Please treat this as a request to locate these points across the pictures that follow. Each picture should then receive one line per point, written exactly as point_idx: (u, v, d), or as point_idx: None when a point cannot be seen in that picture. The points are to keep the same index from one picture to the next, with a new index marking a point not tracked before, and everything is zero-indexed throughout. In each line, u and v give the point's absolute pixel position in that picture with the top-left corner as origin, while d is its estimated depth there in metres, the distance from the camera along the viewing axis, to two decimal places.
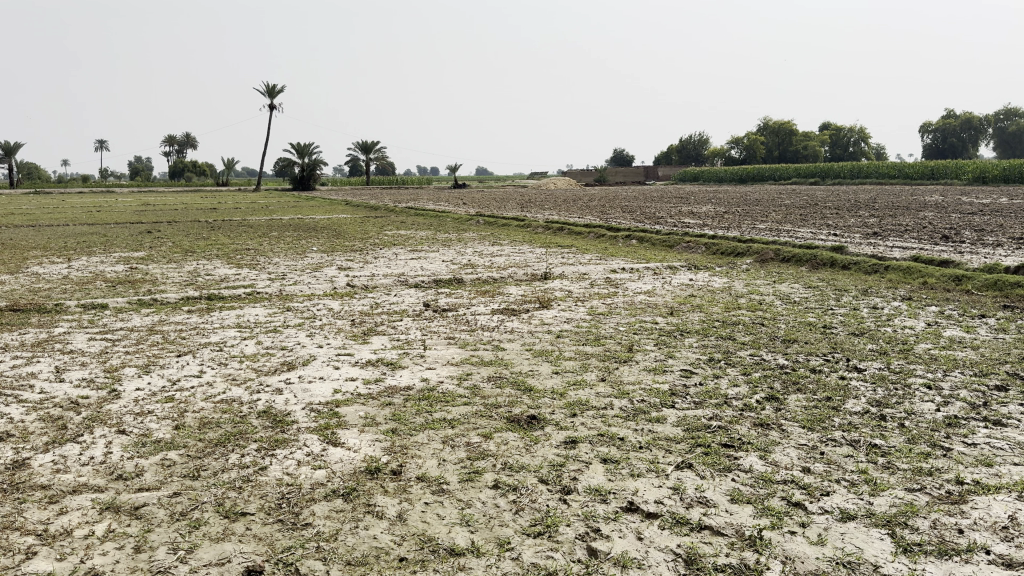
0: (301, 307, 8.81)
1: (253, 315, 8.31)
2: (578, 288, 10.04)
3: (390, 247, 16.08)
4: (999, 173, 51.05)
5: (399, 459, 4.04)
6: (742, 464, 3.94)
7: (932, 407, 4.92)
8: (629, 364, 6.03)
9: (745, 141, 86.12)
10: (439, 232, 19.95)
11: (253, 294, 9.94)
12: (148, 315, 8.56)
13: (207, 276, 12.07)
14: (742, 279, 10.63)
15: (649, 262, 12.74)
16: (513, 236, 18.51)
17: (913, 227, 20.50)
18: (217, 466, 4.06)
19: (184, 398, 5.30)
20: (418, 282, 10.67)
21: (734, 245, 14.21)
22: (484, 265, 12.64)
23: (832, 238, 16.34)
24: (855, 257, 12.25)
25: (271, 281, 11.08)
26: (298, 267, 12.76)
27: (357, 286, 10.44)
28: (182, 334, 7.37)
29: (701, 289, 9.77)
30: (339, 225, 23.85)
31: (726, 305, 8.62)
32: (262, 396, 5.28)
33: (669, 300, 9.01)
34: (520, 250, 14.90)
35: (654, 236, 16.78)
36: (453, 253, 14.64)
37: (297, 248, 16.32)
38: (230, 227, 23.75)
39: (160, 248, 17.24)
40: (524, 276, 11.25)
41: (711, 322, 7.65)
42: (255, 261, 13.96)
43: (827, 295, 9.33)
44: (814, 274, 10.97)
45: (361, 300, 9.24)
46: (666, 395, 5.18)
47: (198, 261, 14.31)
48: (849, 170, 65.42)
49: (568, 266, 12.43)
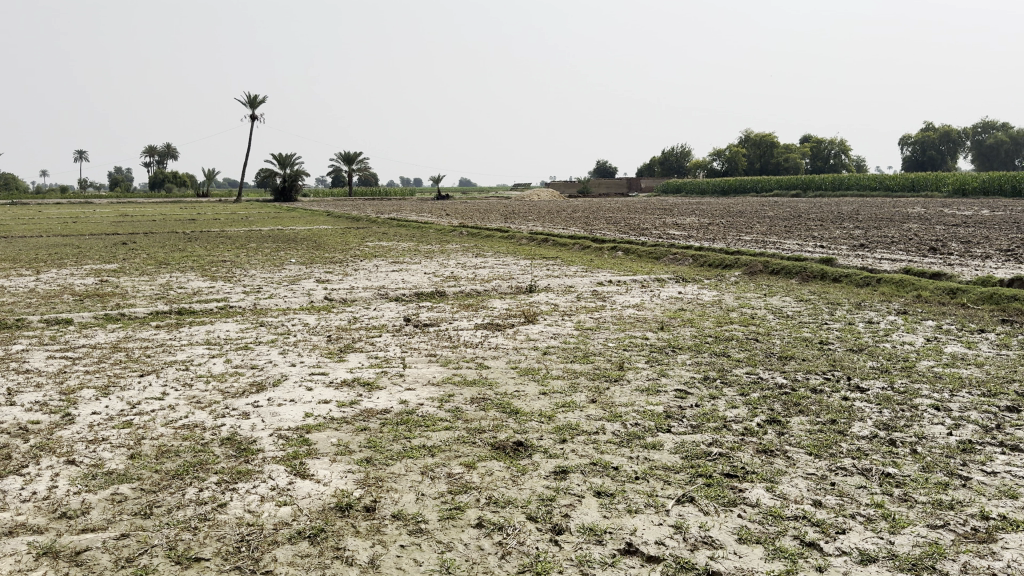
0: (274, 322, 8.41)
1: (223, 332, 7.90)
2: (564, 301, 9.73)
3: (371, 259, 15.68)
4: (978, 185, 51.56)
5: (373, 494, 3.68)
6: (749, 498, 3.61)
7: (943, 430, 4.63)
8: (621, 384, 5.70)
9: (728, 153, 86.60)
10: (422, 244, 19.57)
11: (227, 308, 9.54)
12: (113, 331, 8.13)
13: (180, 289, 11.65)
14: (732, 292, 10.36)
15: (636, 274, 12.46)
16: (497, 248, 18.19)
17: (898, 239, 20.32)
18: (172, 503, 3.68)
19: (143, 423, 4.91)
20: (398, 296, 10.31)
21: (722, 257, 13.98)
22: (467, 277, 12.31)
23: (819, 250, 16.16)
24: (845, 269, 12.04)
25: (245, 295, 10.68)
26: (275, 280, 12.36)
27: (335, 299, 10.06)
28: (147, 352, 6.96)
29: (690, 303, 9.48)
30: (318, 236, 23.48)
31: (717, 319, 8.33)
32: (226, 421, 4.90)
33: (658, 314, 8.72)
34: (505, 262, 14.57)
35: (640, 248, 16.52)
36: (435, 265, 14.29)
37: (275, 261, 15.90)
38: (208, 239, 23.27)
39: (134, 260, 16.76)
40: (509, 289, 10.91)
41: (703, 337, 7.35)
42: (232, 273, 13.54)
43: (820, 309, 9.07)
44: (804, 287, 10.73)
45: (338, 315, 8.87)
46: (661, 418, 4.85)
47: (172, 274, 13.85)
48: (830, 183, 65.86)
49: (553, 278, 12.12)
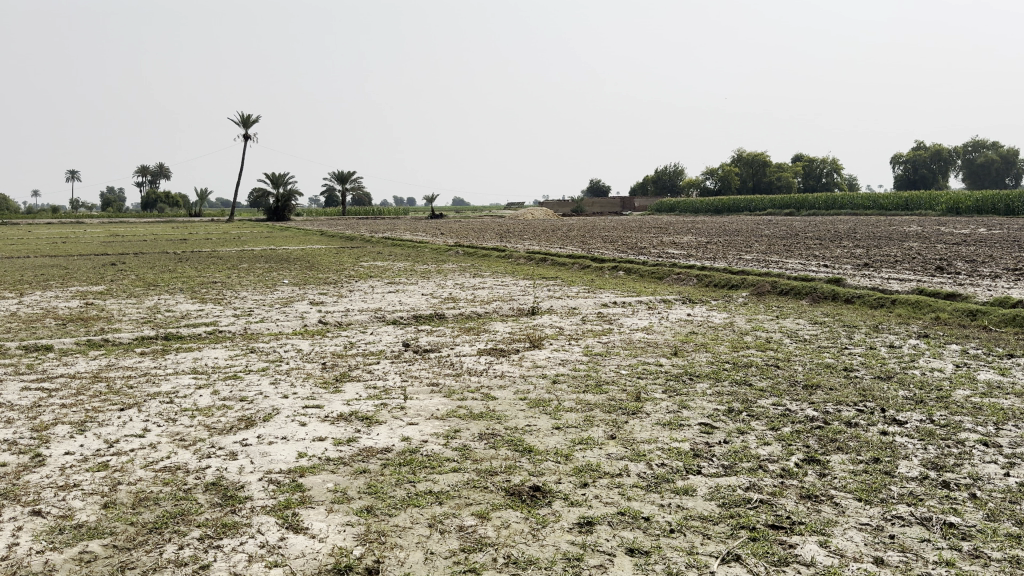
0: (266, 349, 7.97)
1: (211, 359, 7.46)
2: (569, 324, 9.32)
3: (366, 280, 15.26)
4: (972, 204, 51.53)
5: (376, 552, 3.26)
6: (801, 556, 3.20)
7: (999, 470, 4.23)
8: (640, 417, 5.27)
9: (722, 172, 86.78)
10: (417, 264, 19.17)
11: (215, 333, 9.10)
12: (95, 359, 7.67)
13: (168, 313, 11.22)
14: (742, 314, 9.99)
15: (640, 295, 12.08)
16: (495, 268, 17.79)
17: (900, 258, 20.01)
18: (148, 564, 3.24)
19: (120, 466, 4.46)
20: (396, 319, 9.89)
21: (727, 277, 13.60)
22: (466, 299, 11.90)
23: (824, 270, 15.83)
24: (856, 289, 11.68)
25: (236, 318, 10.24)
26: (267, 302, 11.93)
27: (329, 322, 9.63)
28: (129, 383, 6.50)
29: (701, 326, 9.09)
30: (311, 256, 23.05)
31: (733, 344, 7.93)
32: (211, 463, 4.45)
33: (669, 338, 8.31)
34: (504, 282, 14.17)
35: (641, 267, 16.16)
36: (432, 286, 13.89)
37: (267, 282, 15.46)
38: (200, 259, 22.84)
39: (122, 282, 16.33)
40: (510, 311, 10.50)
41: (721, 364, 6.94)
42: (222, 295, 13.10)
43: (837, 333, 8.69)
44: (817, 308, 10.36)
45: (333, 340, 8.44)
46: (690, 458, 4.43)
47: (160, 296, 13.39)
48: (824, 202, 65.86)
49: (556, 299, 11.71)
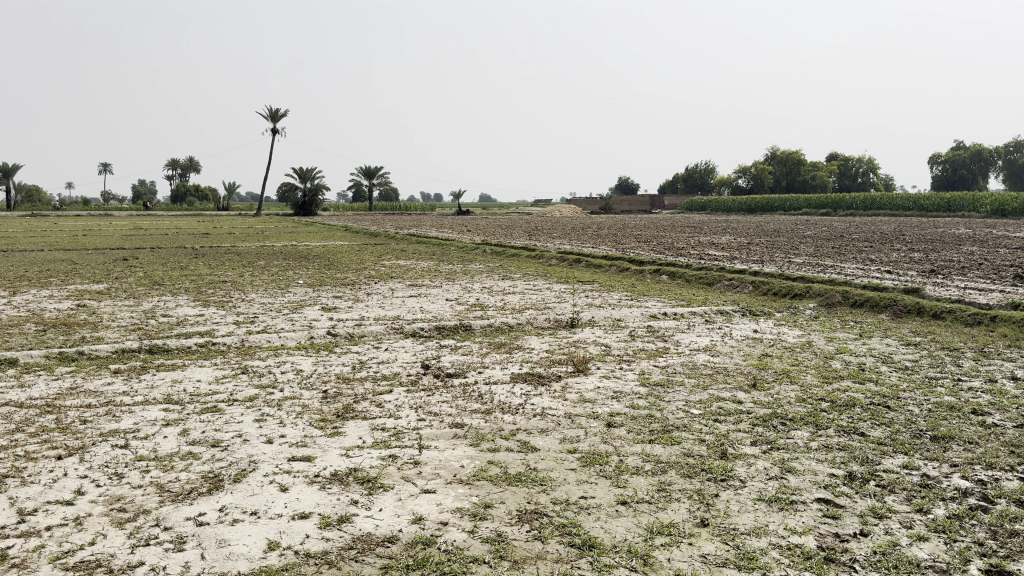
0: (261, 368, 6.72)
1: (192, 383, 6.21)
2: (616, 342, 7.95)
3: (386, 282, 14.03)
4: (1019, 205, 49.08)
5: None
6: None
7: None
8: (734, 490, 3.91)
9: (754, 171, 84.58)
10: (442, 264, 17.89)
11: (208, 346, 7.88)
12: (58, 380, 6.45)
13: (164, 318, 10.06)
14: (817, 332, 8.60)
15: (691, 305, 10.71)
16: (525, 269, 16.48)
17: (964, 264, 18.29)
18: None
19: (21, 558, 3.21)
20: (415, 331, 8.60)
21: (788, 284, 12.15)
22: (496, 306, 10.58)
23: (891, 278, 14.22)
24: (943, 303, 10.18)
25: (235, 327, 9.02)
26: (274, 306, 10.74)
27: (340, 334, 8.38)
28: (82, 416, 5.28)
29: (773, 347, 7.70)
30: (331, 254, 21.80)
31: (821, 374, 6.54)
32: (146, 558, 3.19)
33: (741, 362, 6.93)
34: (536, 287, 12.83)
35: (686, 271, 14.74)
36: (458, 290, 12.62)
37: (280, 282, 14.29)
38: (216, 255, 21.86)
39: (127, 280, 15.25)
40: (546, 324, 9.16)
41: (816, 405, 5.56)
42: (228, 297, 11.93)
43: (939, 358, 7.27)
44: (902, 326, 8.92)
45: (340, 357, 7.17)
46: (823, 568, 3.10)
47: (161, 298, 12.26)
48: (862, 202, 63.57)
49: (597, 308, 10.37)
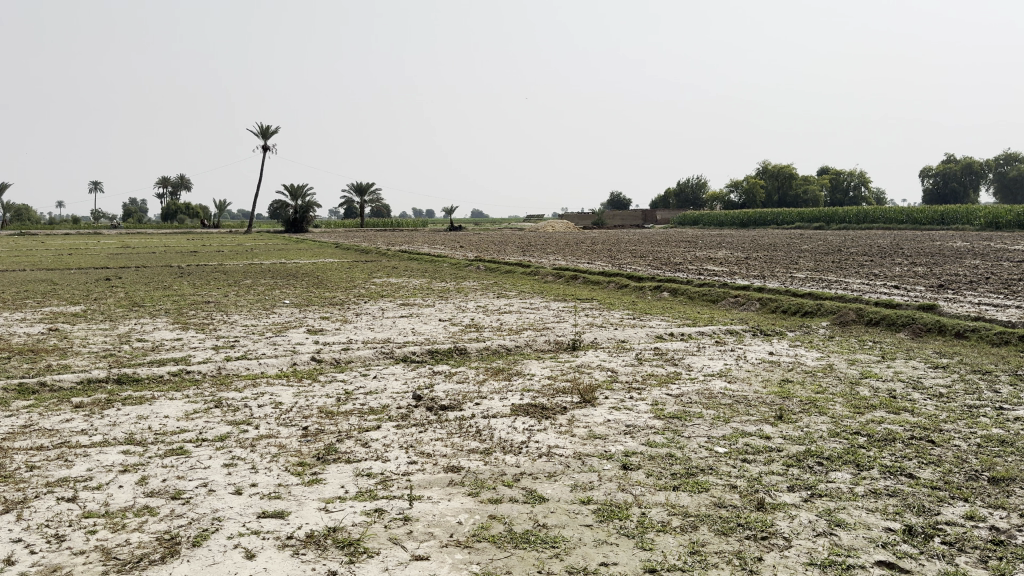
0: (237, 401, 6.11)
1: (159, 419, 5.59)
2: (624, 366, 7.39)
3: (377, 301, 13.47)
4: (1013, 217, 48.72)
5: None
6: None
7: None
8: (782, 554, 3.33)
9: (746, 185, 84.41)
10: (435, 281, 17.30)
11: (181, 375, 7.28)
12: (10, 417, 5.82)
13: (140, 343, 9.43)
14: (837, 354, 8.07)
15: (698, 324, 10.16)
16: (521, 286, 15.94)
17: (971, 278, 17.81)
18: None
19: None
20: (406, 355, 8.02)
21: (796, 301, 11.63)
22: (492, 327, 10.00)
23: (902, 294, 13.67)
24: (963, 320, 9.67)
25: (214, 353, 8.40)
26: (258, 329, 10.13)
27: (326, 359, 7.78)
28: (28, 462, 4.66)
29: (793, 371, 7.15)
30: (321, 272, 21.21)
31: (850, 403, 5.99)
32: None
33: (761, 390, 6.38)
34: (534, 305, 12.28)
35: (689, 287, 14.19)
36: (452, 309, 12.06)
37: (265, 302, 13.68)
38: (202, 274, 21.26)
39: (105, 301, 14.61)
40: (546, 347, 8.58)
41: (853, 441, 4.99)
42: (209, 320, 11.32)
43: (974, 383, 6.73)
44: (926, 347, 8.40)
45: (324, 387, 6.57)
46: None
47: (139, 321, 11.63)
48: (855, 216, 63.26)
49: (599, 328, 9.80)
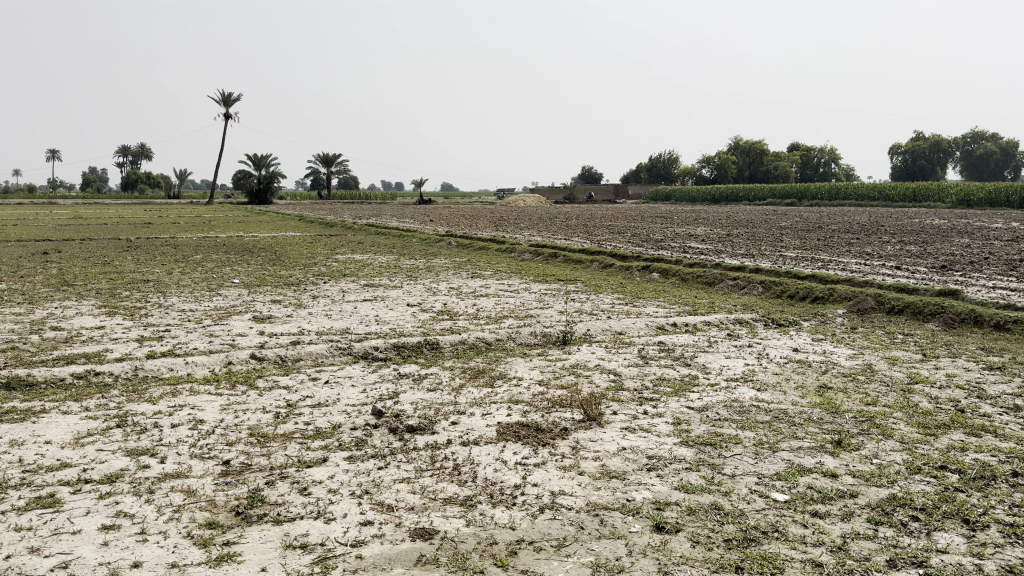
0: (146, 419, 4.76)
1: (35, 449, 4.24)
2: (628, 367, 6.18)
3: (337, 281, 12.09)
4: (984, 195, 48.09)
5: None
6: None
7: None
8: None
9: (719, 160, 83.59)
10: (403, 258, 15.95)
11: (87, 378, 5.89)
12: None
13: (54, 332, 7.98)
14: (872, 350, 6.96)
15: (701, 311, 8.99)
16: (497, 265, 14.65)
17: (971, 259, 16.83)
18: None
19: None
20: (368, 352, 6.72)
21: (804, 284, 10.54)
22: (467, 315, 8.72)
23: (911, 276, 12.55)
24: (997, 308, 8.60)
25: (136, 347, 6.99)
26: (198, 316, 8.71)
27: (270, 358, 6.44)
28: None
29: (831, 375, 6.00)
30: (281, 246, 19.70)
31: (917, 420, 4.84)
32: None
33: (803, 402, 5.20)
34: (513, 288, 11.00)
35: (681, 267, 13.00)
36: (421, 291, 10.76)
37: (212, 282, 12.22)
38: (149, 249, 19.56)
39: (32, 279, 13.01)
40: (532, 341, 7.34)
41: (946, 481, 3.83)
42: (142, 304, 9.86)
43: None
44: (970, 341, 7.31)
45: (262, 397, 5.25)
46: None
47: (63, 303, 10.13)
48: (827, 192, 62.59)
49: (591, 316, 8.58)
